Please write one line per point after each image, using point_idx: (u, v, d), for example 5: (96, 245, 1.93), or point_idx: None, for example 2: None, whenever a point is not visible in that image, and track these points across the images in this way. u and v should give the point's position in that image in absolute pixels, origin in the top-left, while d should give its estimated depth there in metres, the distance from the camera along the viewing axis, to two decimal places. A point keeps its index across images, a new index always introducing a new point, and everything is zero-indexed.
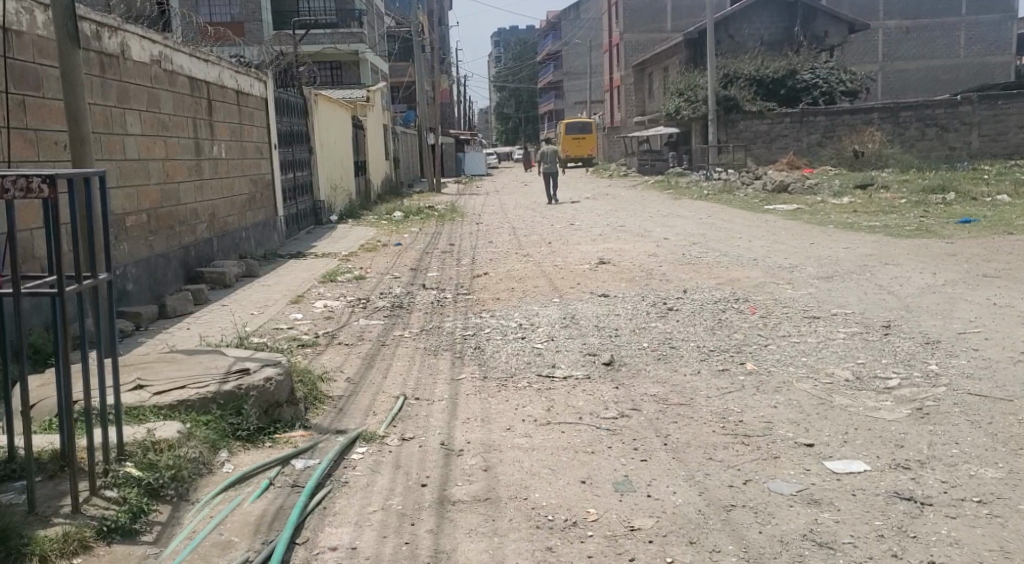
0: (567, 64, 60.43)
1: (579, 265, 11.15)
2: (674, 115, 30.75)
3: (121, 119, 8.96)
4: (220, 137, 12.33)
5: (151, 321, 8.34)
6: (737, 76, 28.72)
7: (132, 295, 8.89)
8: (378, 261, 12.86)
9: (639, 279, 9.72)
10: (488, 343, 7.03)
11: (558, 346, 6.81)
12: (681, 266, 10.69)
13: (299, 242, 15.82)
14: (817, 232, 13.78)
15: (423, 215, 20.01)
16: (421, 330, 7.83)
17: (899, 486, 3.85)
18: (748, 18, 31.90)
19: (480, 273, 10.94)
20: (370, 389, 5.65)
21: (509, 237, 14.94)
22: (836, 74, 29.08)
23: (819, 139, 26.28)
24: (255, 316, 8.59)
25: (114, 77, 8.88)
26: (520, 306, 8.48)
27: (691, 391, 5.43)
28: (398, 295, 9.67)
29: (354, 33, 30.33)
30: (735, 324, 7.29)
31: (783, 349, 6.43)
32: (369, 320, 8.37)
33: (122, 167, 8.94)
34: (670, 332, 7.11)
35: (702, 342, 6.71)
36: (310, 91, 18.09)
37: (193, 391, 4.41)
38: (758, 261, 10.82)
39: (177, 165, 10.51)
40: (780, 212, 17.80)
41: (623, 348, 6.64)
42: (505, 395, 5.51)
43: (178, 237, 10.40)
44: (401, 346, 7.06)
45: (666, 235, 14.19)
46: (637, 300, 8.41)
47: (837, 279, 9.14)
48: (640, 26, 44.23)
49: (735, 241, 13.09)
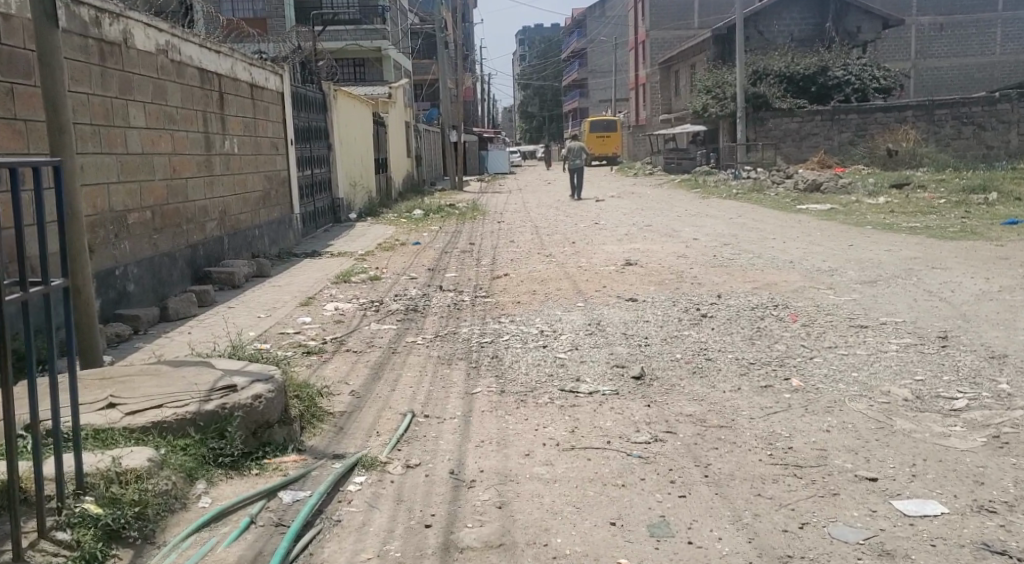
0: (592, 62, 59.82)
1: (604, 266, 10.60)
2: (701, 112, 30.07)
3: (123, 111, 8.49)
4: (232, 132, 11.87)
5: (151, 324, 7.87)
6: (766, 72, 28.04)
7: (134, 297, 8.43)
8: (395, 260, 12.37)
9: (669, 282, 9.15)
10: (506, 352, 6.50)
11: (583, 357, 6.26)
12: (714, 268, 10.12)
13: (315, 241, 15.34)
14: (854, 233, 13.18)
15: (444, 213, 19.51)
16: (435, 336, 7.33)
17: (986, 535, 3.35)
18: (778, 13, 31.20)
19: (502, 274, 10.43)
20: (375, 406, 5.12)
21: (532, 236, 14.43)
22: (869, 71, 28.33)
23: (851, 137, 25.58)
24: (261, 320, 8.14)
25: (116, 65, 8.42)
26: (541, 311, 7.94)
27: (731, 412, 4.88)
28: (413, 298, 9.17)
29: (378, 29, 30.13)
30: (776, 334, 6.71)
31: (830, 363, 5.86)
32: (381, 324, 7.89)
33: (124, 161, 8.47)
34: (704, 341, 6.55)
35: (741, 354, 6.14)
36: (329, 87, 17.65)
37: (170, 410, 3.92)
38: (795, 264, 10.23)
39: (186, 160, 10.05)
40: (814, 212, 17.15)
41: (654, 359, 6.09)
42: (524, 413, 4.98)
43: (186, 236, 9.96)
44: (413, 355, 6.55)
45: (695, 236, 13.62)
46: (666, 306, 7.85)
47: (882, 284, 8.55)
48: (667, 23, 43.58)
49: (768, 242, 12.49)
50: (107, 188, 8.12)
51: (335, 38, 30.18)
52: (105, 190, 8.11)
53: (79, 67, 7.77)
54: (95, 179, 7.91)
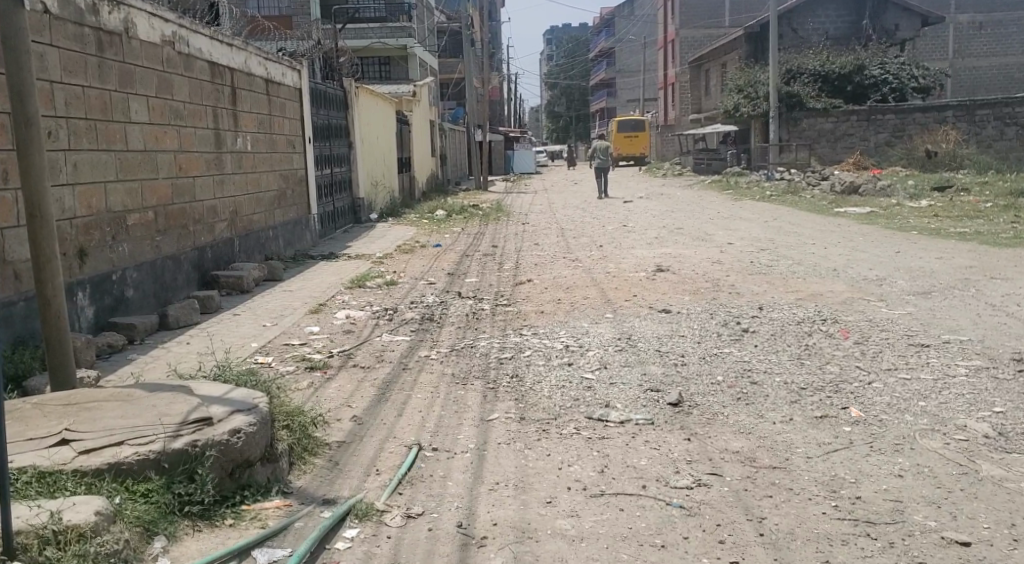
0: (621, 61, 59.02)
1: (635, 272, 9.99)
2: (733, 112, 29.30)
3: (123, 105, 7.97)
4: (245, 129, 11.34)
5: (148, 334, 7.36)
6: (801, 71, 27.25)
7: (132, 304, 7.90)
8: (414, 264, 11.82)
9: (705, 291, 8.53)
10: (528, 371, 5.90)
11: (612, 378, 5.65)
12: (752, 276, 9.50)
13: (333, 242, 14.81)
14: (900, 238, 12.49)
15: (467, 214, 18.97)
16: (451, 350, 6.73)
17: None
18: (813, 11, 30.36)
19: (525, 280, 9.86)
20: (378, 436, 4.54)
21: (558, 239, 13.85)
22: (908, 69, 27.46)
23: (889, 138, 24.79)
24: (266, 330, 7.61)
25: (116, 57, 7.90)
26: (566, 322, 7.34)
27: (785, 449, 4.28)
28: (430, 305, 8.60)
29: (404, 27, 29.56)
30: (827, 354, 6.09)
31: (892, 389, 5.23)
32: (394, 335, 7.33)
33: (124, 158, 7.94)
34: (748, 362, 5.94)
35: (791, 379, 5.52)
36: (350, 84, 17.13)
37: (131, 448, 3.41)
38: (839, 273, 9.58)
39: (193, 158, 9.53)
40: (853, 215, 16.43)
41: (693, 383, 5.47)
42: (546, 447, 4.39)
43: (193, 238, 9.43)
44: (425, 373, 5.96)
45: (730, 240, 12.96)
46: (704, 318, 7.22)
47: (938, 297, 7.90)
48: (697, 21, 42.80)
49: (808, 248, 11.83)
50: (104, 186, 7.58)
51: (360, 36, 29.63)
52: (103, 191, 7.58)
53: (75, 58, 7.23)
54: (91, 178, 7.37)
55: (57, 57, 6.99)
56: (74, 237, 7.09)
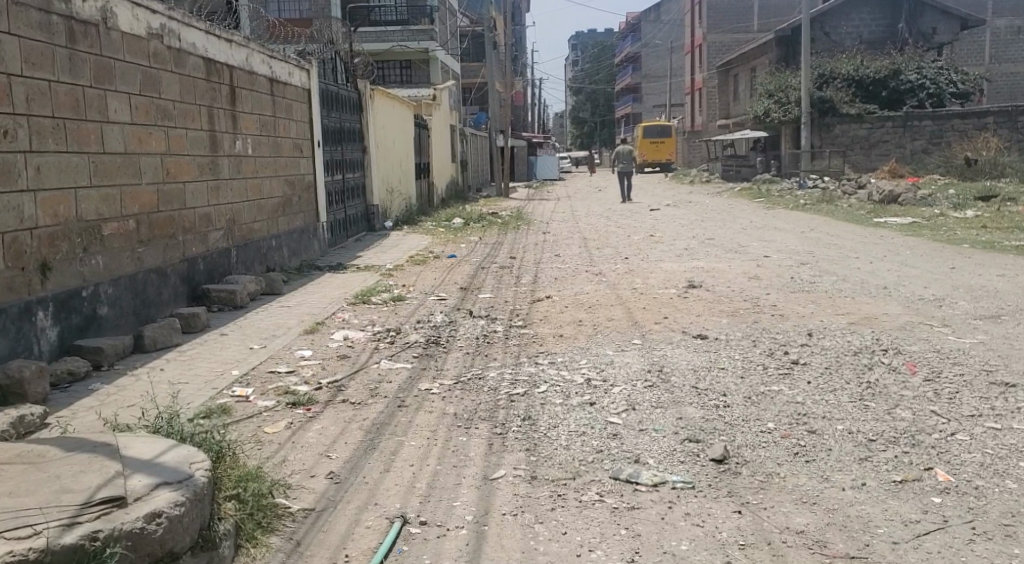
0: (646, 66, 58.01)
1: (663, 288, 9.14)
2: (763, 118, 28.28)
3: (100, 102, 7.19)
4: (245, 131, 10.57)
5: (119, 358, 6.59)
6: (834, 76, 26.20)
7: (107, 323, 7.10)
8: (425, 276, 11.05)
9: (745, 312, 7.65)
10: (543, 412, 5.04)
11: (642, 423, 4.81)
12: (794, 295, 8.62)
13: (342, 252, 14.02)
14: (952, 252, 11.56)
15: (485, 221, 18.15)
16: (456, 381, 5.91)
17: None
18: (847, 14, 29.31)
19: (543, 296, 9.03)
20: (356, 502, 3.77)
21: (580, 249, 13.01)
22: (946, 74, 26.39)
23: (926, 144, 23.79)
24: (251, 353, 6.84)
25: (91, 49, 7.12)
26: (588, 349, 6.49)
27: (861, 528, 3.55)
28: (438, 326, 7.78)
29: (426, 30, 28.85)
30: (894, 396, 5.19)
31: (982, 443, 4.34)
32: (393, 361, 6.53)
33: (99, 161, 7.15)
34: (801, 406, 5.06)
35: (857, 427, 4.63)
36: (365, 85, 16.37)
37: (7, 543, 2.83)
38: (892, 292, 8.68)
39: (185, 162, 8.77)
40: (894, 226, 15.45)
41: (739, 433, 4.60)
42: (562, 522, 3.63)
43: (182, 249, 8.64)
44: (424, 413, 5.12)
45: (766, 252, 12.06)
46: (745, 347, 6.36)
47: (1011, 323, 7.01)
48: (724, 26, 41.84)
49: (851, 262, 10.92)
50: (74, 193, 6.81)
51: (381, 39, 28.93)
52: (72, 198, 6.80)
53: (39, 49, 6.48)
54: (56, 183, 6.60)
55: (16, 47, 6.23)
56: (34, 250, 6.33)
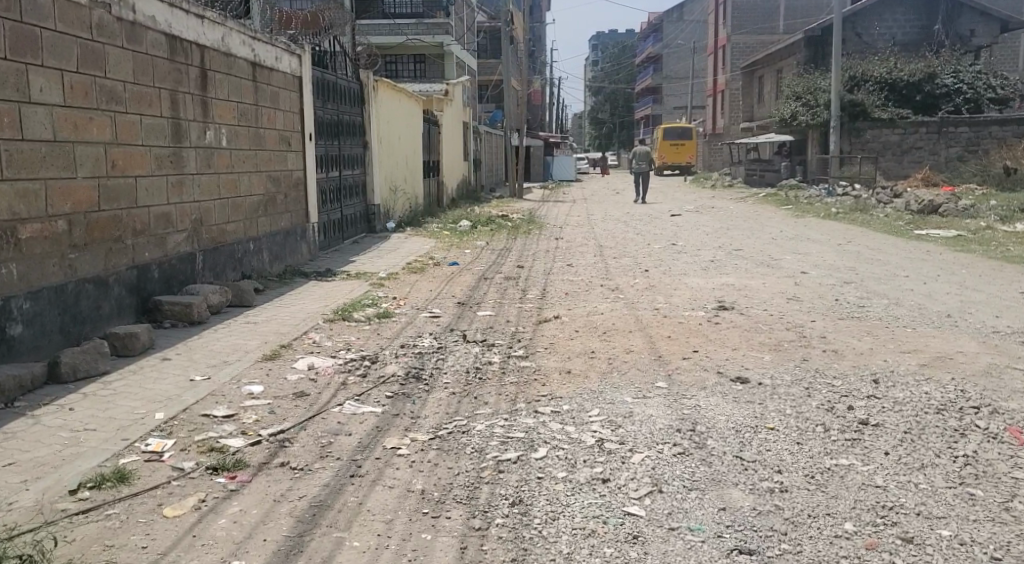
0: (665, 66, 56.55)
1: (688, 309, 7.89)
2: (790, 122, 26.89)
3: (18, 77, 6.00)
4: (219, 119, 9.33)
5: (26, 391, 5.38)
6: (865, 78, 24.73)
7: (22, 344, 5.92)
8: (419, 287, 9.83)
9: (789, 346, 6.39)
10: (539, 494, 3.78)
11: (675, 514, 3.62)
12: (844, 323, 7.32)
13: (334, 255, 12.78)
14: (1011, 273, 10.20)
15: (493, 224, 16.90)
16: (433, 436, 4.62)
17: None
18: (880, 14, 27.82)
19: (550, 315, 7.77)
20: None
21: (596, 258, 11.74)
22: (984, 78, 24.87)
23: (961, 152, 22.47)
24: (190, 387, 5.63)
25: (8, 14, 5.94)
26: (601, 394, 5.20)
27: None
28: (423, 353, 6.50)
29: (441, 24, 27.55)
30: (1006, 480, 3.93)
31: None
32: (359, 405, 5.25)
33: (15, 150, 5.98)
34: (884, 492, 3.79)
35: (968, 533, 3.49)
36: (368, 76, 15.12)
37: None
38: (957, 322, 7.38)
39: (139, 153, 7.52)
40: (937, 240, 14.05)
41: (808, 541, 3.45)
42: None
43: (130, 254, 7.39)
44: (380, 490, 3.86)
45: (802, 267, 10.73)
46: (797, 398, 5.05)
47: None
48: (748, 27, 40.46)
49: (901, 282, 9.59)
50: None
51: (394, 33, 27.69)
52: None
53: None
54: None
55: None
56: None
